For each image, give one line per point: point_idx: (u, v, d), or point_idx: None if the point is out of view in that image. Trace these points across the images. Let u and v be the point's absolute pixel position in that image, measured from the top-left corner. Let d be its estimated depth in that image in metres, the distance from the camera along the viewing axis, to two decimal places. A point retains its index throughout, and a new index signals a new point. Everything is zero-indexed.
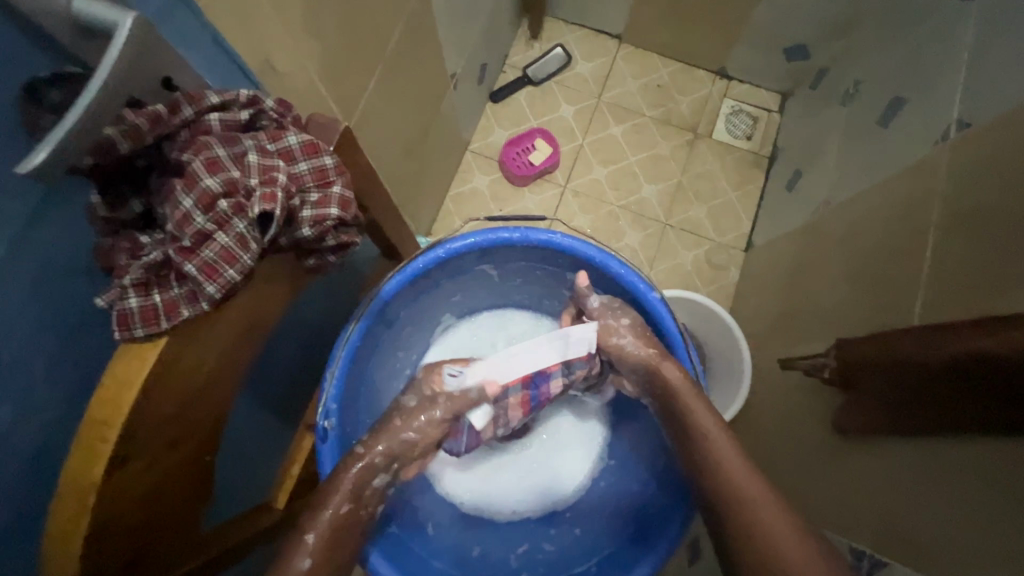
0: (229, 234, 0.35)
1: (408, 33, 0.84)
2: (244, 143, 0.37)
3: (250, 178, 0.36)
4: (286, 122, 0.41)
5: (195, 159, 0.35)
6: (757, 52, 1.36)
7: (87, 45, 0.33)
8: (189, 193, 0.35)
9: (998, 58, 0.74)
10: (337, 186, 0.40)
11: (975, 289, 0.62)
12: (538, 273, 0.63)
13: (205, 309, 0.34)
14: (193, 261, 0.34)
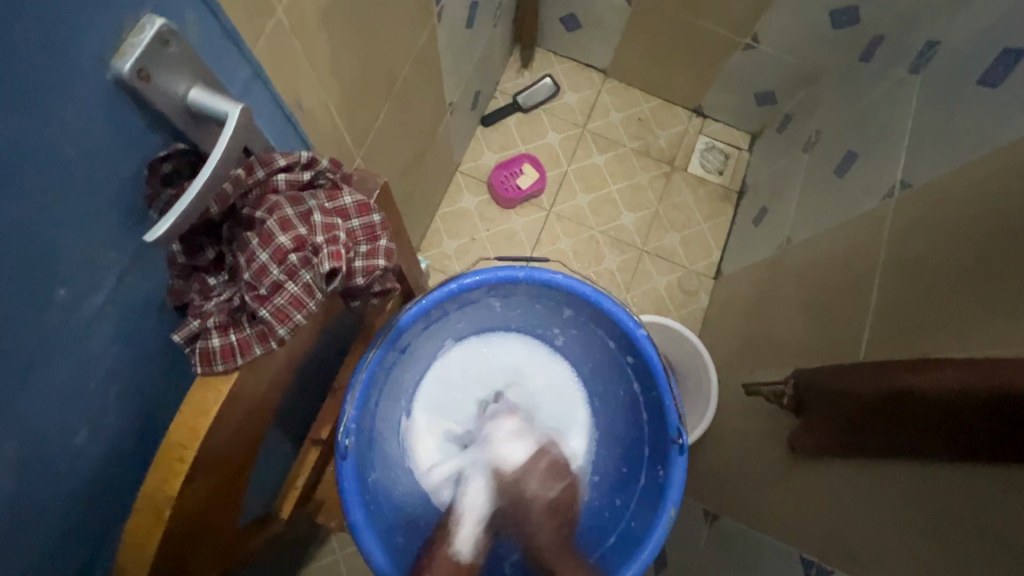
0: (298, 283, 0.39)
1: (415, 69, 0.89)
2: (308, 203, 0.40)
3: (317, 236, 0.39)
4: (338, 179, 0.44)
5: (270, 218, 0.38)
6: (730, 95, 1.47)
7: (200, 128, 0.39)
8: (265, 248, 0.38)
9: (934, 127, 0.85)
10: (383, 240, 0.44)
11: (912, 331, 0.72)
12: (537, 306, 0.69)
13: (273, 347, 0.39)
14: (266, 307, 0.38)
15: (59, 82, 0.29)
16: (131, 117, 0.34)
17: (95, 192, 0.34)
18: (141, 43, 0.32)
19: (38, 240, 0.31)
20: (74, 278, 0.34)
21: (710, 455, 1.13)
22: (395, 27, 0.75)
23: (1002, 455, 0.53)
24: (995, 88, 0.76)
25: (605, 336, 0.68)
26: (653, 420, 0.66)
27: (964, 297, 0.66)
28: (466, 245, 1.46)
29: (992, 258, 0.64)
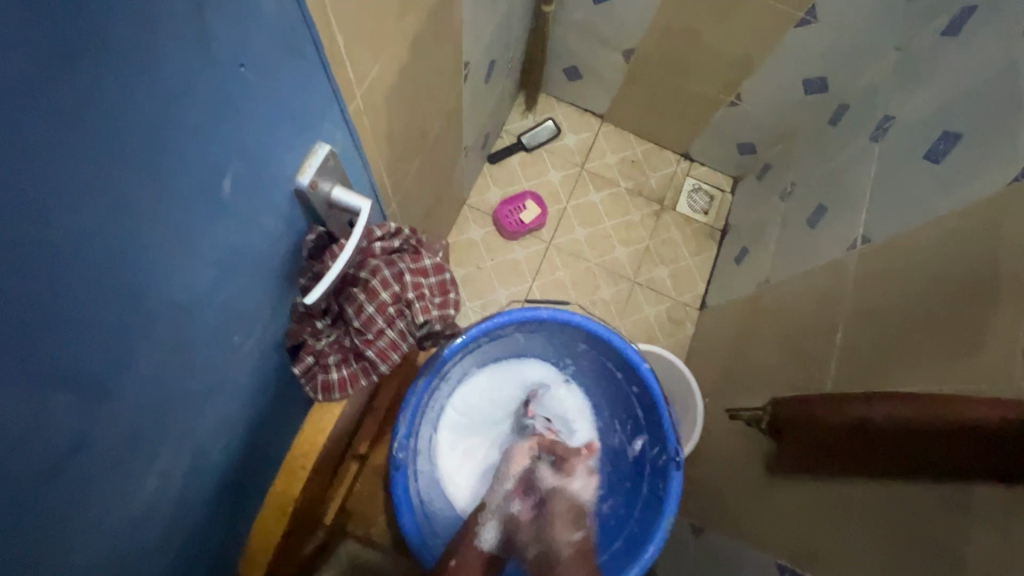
0: (394, 329, 0.47)
1: (443, 123, 1.01)
2: (400, 265, 0.48)
3: (408, 292, 0.47)
4: (417, 242, 0.52)
5: (374, 278, 0.46)
6: (714, 144, 1.62)
7: (334, 215, 0.52)
8: (371, 302, 0.45)
9: (887, 190, 0.99)
10: (453, 293, 0.52)
11: (869, 369, 0.84)
12: (554, 339, 0.80)
13: (375, 379, 0.47)
14: (371, 348, 0.46)
15: (271, 188, 0.44)
16: (294, 207, 0.48)
17: (266, 266, 0.47)
18: (316, 166, 0.47)
19: (230, 298, 0.44)
20: (242, 327, 0.47)
21: (695, 474, 1.24)
22: (433, 93, 0.87)
23: (917, 469, 0.67)
24: (936, 162, 0.90)
25: (614, 368, 0.78)
26: (653, 441, 0.76)
27: (911, 343, 0.79)
28: (472, 273, 1.57)
29: (932, 310, 0.77)
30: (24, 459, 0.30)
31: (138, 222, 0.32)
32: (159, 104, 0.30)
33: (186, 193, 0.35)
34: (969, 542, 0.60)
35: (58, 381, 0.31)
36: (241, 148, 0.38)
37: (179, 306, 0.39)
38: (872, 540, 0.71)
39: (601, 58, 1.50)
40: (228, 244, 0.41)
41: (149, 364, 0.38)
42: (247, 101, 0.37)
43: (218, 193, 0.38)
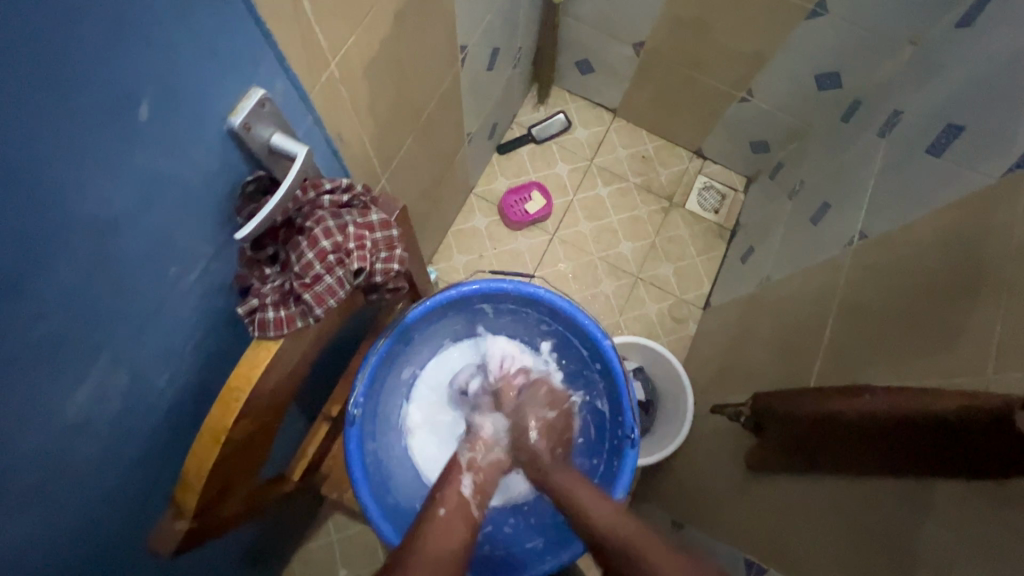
0: (332, 276, 0.49)
1: (438, 105, 1.03)
2: (345, 218, 0.50)
3: (349, 242, 0.49)
4: (368, 200, 0.54)
5: (317, 226, 0.49)
6: (727, 142, 1.59)
7: (279, 162, 0.50)
8: (311, 247, 0.48)
9: (887, 185, 0.95)
10: (399, 249, 0.53)
11: (851, 365, 0.82)
12: (523, 314, 0.81)
13: (310, 323, 0.49)
14: (308, 291, 0.48)
15: (205, 124, 0.43)
16: (237, 153, 0.47)
17: (202, 201, 0.46)
18: (248, 109, 0.45)
19: (161, 229, 0.43)
20: (176, 260, 0.46)
21: (680, 471, 1.22)
22: (423, 72, 0.89)
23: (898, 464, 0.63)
24: (937, 155, 0.86)
25: (579, 345, 0.79)
26: (614, 419, 0.77)
27: (894, 339, 0.75)
28: (475, 261, 1.59)
29: (916, 306, 0.74)
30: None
31: (23, 128, 0.30)
32: (47, 0, 0.29)
33: (95, 110, 0.34)
34: (926, 540, 0.59)
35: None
36: (160, 75, 0.37)
37: (105, 232, 0.39)
38: (835, 536, 0.69)
39: (612, 51, 1.49)
40: (149, 169, 0.40)
41: (71, 286, 0.38)
42: (163, 19, 0.35)
43: (136, 119, 0.37)
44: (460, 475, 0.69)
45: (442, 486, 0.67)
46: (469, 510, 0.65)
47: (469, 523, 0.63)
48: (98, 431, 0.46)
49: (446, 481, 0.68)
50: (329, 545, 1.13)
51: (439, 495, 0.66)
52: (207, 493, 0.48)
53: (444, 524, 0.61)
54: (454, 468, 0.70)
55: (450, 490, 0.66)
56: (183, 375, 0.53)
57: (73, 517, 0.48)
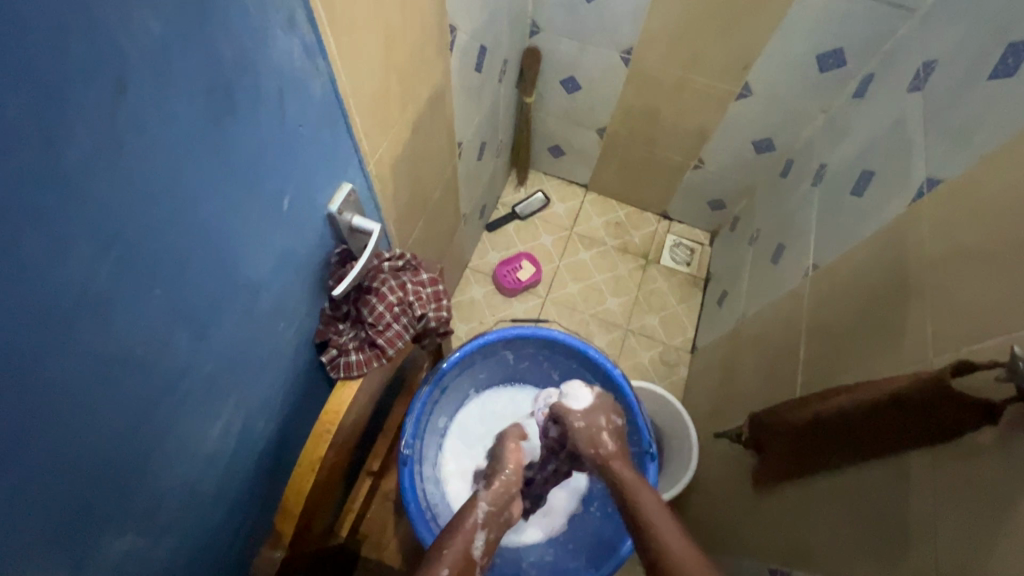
0: (399, 324, 0.63)
1: (442, 192, 1.19)
2: (404, 277, 0.65)
3: (409, 296, 0.64)
4: (417, 264, 0.69)
5: (384, 285, 0.62)
6: (689, 203, 1.81)
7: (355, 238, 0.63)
8: (381, 302, 0.61)
9: (826, 223, 1.13)
10: (444, 301, 0.68)
11: (826, 374, 0.94)
12: (541, 357, 0.93)
13: (383, 362, 0.62)
14: (382, 337, 0.61)
15: (315, 213, 0.56)
16: (329, 235, 0.60)
17: (305, 269, 0.58)
18: (342, 198, 0.59)
19: (280, 295, 0.55)
20: (285, 317, 0.57)
21: (695, 504, 1.27)
22: (431, 166, 1.06)
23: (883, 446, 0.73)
24: (859, 195, 1.05)
25: (592, 379, 0.91)
26: (631, 439, 0.89)
27: (855, 345, 0.89)
28: (475, 329, 1.70)
29: (867, 317, 0.88)
30: (128, 387, 0.39)
31: (222, 215, 0.43)
32: (248, 130, 0.43)
33: (261, 202, 0.47)
34: (908, 503, 0.68)
35: (163, 327, 0.41)
36: (298, 177, 0.51)
37: (252, 294, 0.50)
38: (842, 521, 0.77)
39: (579, 137, 1.73)
40: (282, 244, 0.52)
41: (224, 339, 0.49)
42: (303, 138, 0.50)
43: (281, 210, 0.50)
44: (476, 527, 0.66)
45: (455, 531, 0.65)
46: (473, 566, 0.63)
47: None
48: (217, 472, 0.54)
49: (458, 527, 0.66)
50: None
51: (449, 539, 0.64)
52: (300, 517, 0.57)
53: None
54: (468, 518, 0.67)
55: (460, 541, 0.64)
56: (274, 424, 0.61)
57: (187, 558, 0.54)
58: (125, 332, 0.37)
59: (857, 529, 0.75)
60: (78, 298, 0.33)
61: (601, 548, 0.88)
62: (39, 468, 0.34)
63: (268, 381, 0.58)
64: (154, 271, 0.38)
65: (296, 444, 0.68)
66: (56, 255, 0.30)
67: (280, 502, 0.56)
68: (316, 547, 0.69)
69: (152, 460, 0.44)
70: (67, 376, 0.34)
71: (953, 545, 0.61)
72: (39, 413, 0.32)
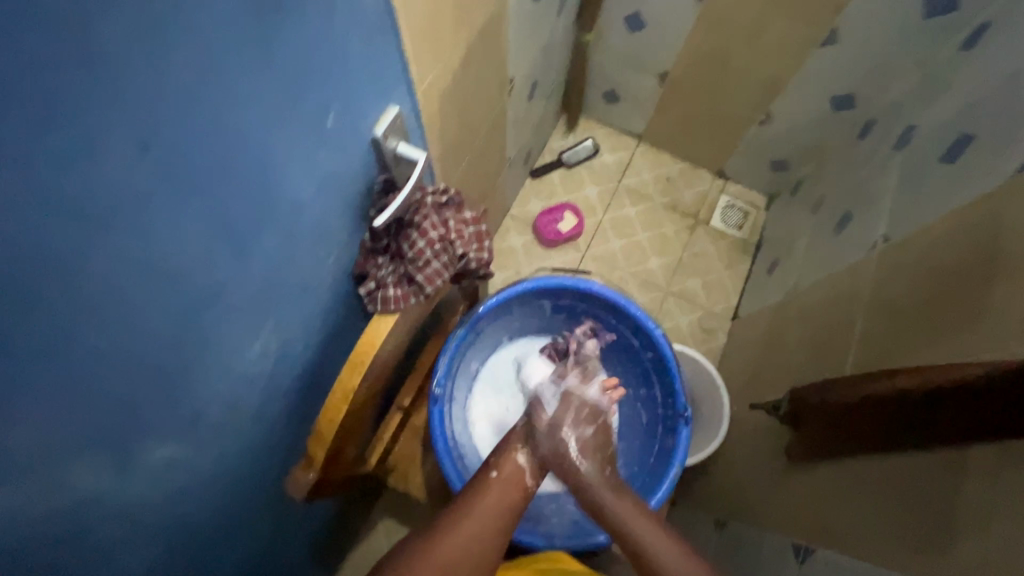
0: (438, 262, 0.61)
1: (488, 131, 1.14)
2: (446, 214, 0.62)
3: (452, 234, 0.61)
4: (461, 201, 0.66)
5: (426, 220, 0.60)
6: (749, 163, 1.68)
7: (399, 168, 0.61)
8: (422, 238, 0.60)
9: (906, 192, 1.02)
10: (487, 242, 0.66)
11: (883, 354, 0.88)
12: (579, 310, 0.91)
13: (421, 299, 0.61)
14: (421, 274, 0.60)
15: (360, 136, 0.53)
16: (373, 162, 0.58)
17: (348, 196, 0.56)
18: (387, 122, 0.55)
19: (320, 220, 0.53)
20: (323, 245, 0.56)
21: (720, 470, 1.26)
22: (480, 101, 1.00)
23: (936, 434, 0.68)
24: (952, 162, 0.94)
25: (631, 337, 0.88)
26: (664, 401, 0.87)
27: (922, 326, 0.82)
28: (512, 278, 1.68)
29: (941, 298, 0.80)
30: (159, 296, 0.39)
31: (259, 127, 0.41)
32: (288, 33, 0.40)
33: (303, 117, 0.45)
34: (961, 499, 0.64)
35: (196, 238, 0.40)
36: (343, 94, 0.48)
37: (291, 214, 0.49)
38: (882, 506, 0.74)
39: (637, 82, 1.61)
40: (324, 165, 0.50)
41: (262, 258, 0.48)
42: (350, 49, 0.46)
43: (324, 128, 0.48)
44: (518, 449, 0.69)
45: (500, 454, 0.69)
46: (523, 482, 0.66)
47: (521, 494, 0.65)
48: (254, 392, 0.55)
49: (504, 450, 0.69)
50: (384, 546, 1.19)
51: (497, 461, 0.68)
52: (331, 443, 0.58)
53: (496, 492, 0.64)
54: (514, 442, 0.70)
55: (508, 460, 0.68)
56: (310, 351, 0.62)
57: (225, 469, 0.56)
58: (162, 240, 0.37)
59: (898, 516, 0.71)
60: (101, 197, 0.32)
61: None
62: (74, 365, 0.35)
63: (305, 307, 0.57)
64: (189, 182, 0.37)
65: (331, 373, 0.69)
66: (87, 152, 0.30)
67: (312, 427, 0.57)
68: (347, 472, 0.71)
69: (190, 371, 0.45)
70: (101, 277, 0.34)
71: (1006, 548, 0.57)
72: (64, 309, 0.33)
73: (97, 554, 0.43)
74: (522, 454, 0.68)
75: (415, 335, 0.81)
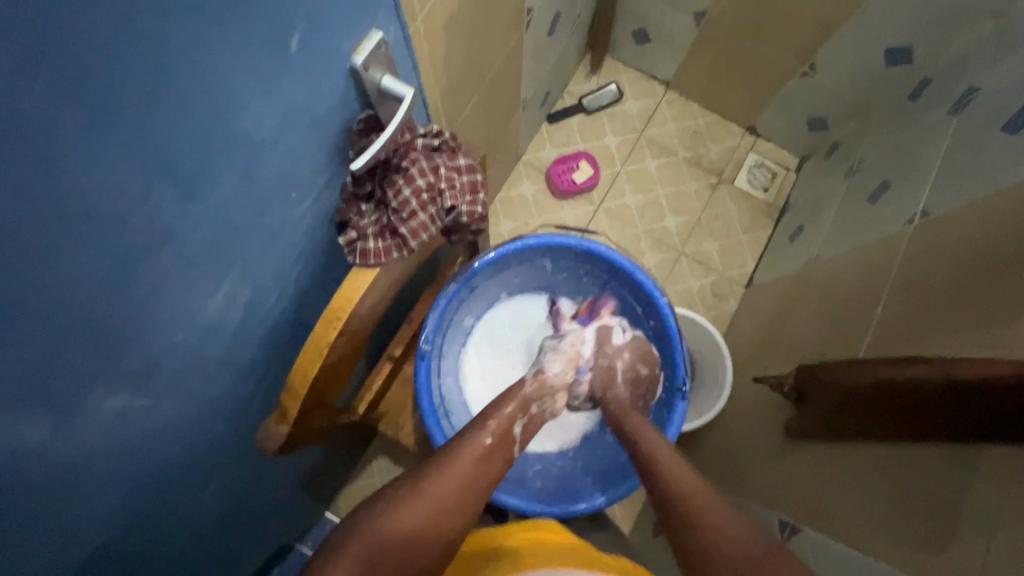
0: (425, 214, 0.57)
1: (501, 67, 1.04)
2: (437, 161, 0.57)
3: (441, 184, 0.57)
4: (456, 147, 0.61)
5: (413, 167, 0.56)
6: (785, 118, 1.55)
7: (385, 105, 0.55)
8: (408, 187, 0.55)
9: (956, 163, 0.93)
10: (481, 194, 0.61)
11: (903, 340, 0.82)
12: (582, 271, 0.86)
13: (405, 254, 0.57)
14: (405, 226, 0.56)
15: (334, 64, 0.47)
16: (351, 98, 0.52)
17: (321, 131, 0.50)
18: (369, 50, 0.49)
19: (289, 159, 0.48)
20: (295, 187, 0.51)
21: (714, 438, 1.25)
22: (493, 32, 0.91)
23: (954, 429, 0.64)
24: (1014, 132, 0.84)
25: (634, 303, 0.85)
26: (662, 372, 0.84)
27: (950, 313, 0.76)
28: (519, 228, 1.62)
29: (976, 284, 0.74)
30: (100, 243, 0.35)
31: (206, 50, 0.35)
32: None
33: (262, 39, 0.39)
34: (969, 496, 0.61)
35: (137, 175, 0.36)
36: (313, 13, 0.42)
37: (251, 152, 0.44)
38: (877, 497, 0.72)
39: (672, 20, 1.47)
40: (291, 97, 0.45)
41: (219, 200, 0.43)
42: None
43: (288, 53, 0.42)
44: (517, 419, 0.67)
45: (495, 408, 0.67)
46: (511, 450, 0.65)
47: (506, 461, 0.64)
48: (222, 339, 0.52)
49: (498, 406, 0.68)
50: (375, 485, 1.22)
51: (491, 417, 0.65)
52: (306, 396, 0.56)
53: (488, 460, 0.62)
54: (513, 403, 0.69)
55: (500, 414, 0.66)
56: (286, 298, 0.59)
57: (196, 414, 0.55)
58: (88, 178, 0.33)
59: (894, 509, 0.69)
60: (5, 130, 0.27)
61: (611, 471, 0.88)
62: None
63: (277, 253, 0.54)
64: (118, 111, 0.32)
65: (311, 321, 0.67)
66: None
67: (286, 379, 0.55)
68: (328, 422, 0.70)
69: (143, 320, 0.42)
70: (11, 221, 0.30)
71: (1005, 553, 0.55)
72: None
73: (52, 502, 0.42)
74: (520, 422, 0.67)
75: (406, 287, 0.77)
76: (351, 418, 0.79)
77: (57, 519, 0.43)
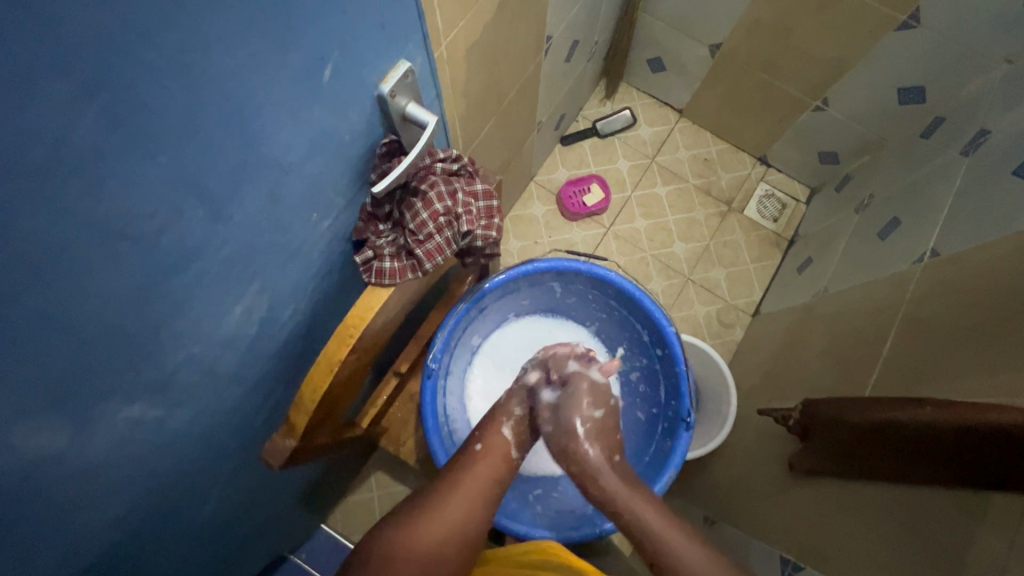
0: (440, 237, 0.58)
1: (519, 92, 1.07)
2: (455, 185, 0.59)
3: (458, 208, 0.58)
4: (474, 172, 0.62)
5: (431, 191, 0.57)
6: (796, 150, 1.57)
7: (406, 130, 0.56)
8: (425, 210, 0.57)
9: (967, 205, 0.93)
10: (496, 219, 0.62)
11: (909, 380, 0.82)
12: (591, 295, 0.87)
13: (418, 275, 0.58)
14: (421, 248, 0.57)
15: (362, 94, 0.49)
16: (375, 125, 0.54)
17: (345, 156, 0.52)
18: (396, 79, 0.51)
19: (312, 183, 0.50)
20: (317, 208, 0.52)
21: (716, 469, 1.23)
22: (513, 58, 0.93)
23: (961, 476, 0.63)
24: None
25: (642, 330, 0.85)
26: (668, 401, 0.83)
27: (959, 356, 0.76)
28: (528, 247, 1.63)
29: (986, 328, 0.74)
30: (128, 260, 0.37)
31: (241, 81, 0.37)
32: None
33: (295, 72, 0.41)
34: (977, 549, 0.60)
35: (169, 197, 0.37)
36: (344, 46, 0.43)
37: (278, 176, 0.46)
38: (882, 540, 0.71)
39: (687, 51, 1.50)
40: (318, 124, 0.46)
41: (245, 222, 0.45)
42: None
43: (319, 83, 0.43)
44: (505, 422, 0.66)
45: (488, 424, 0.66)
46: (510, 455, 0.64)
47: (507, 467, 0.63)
48: (236, 353, 0.53)
49: (490, 424, 0.66)
50: (373, 500, 1.21)
51: (484, 431, 0.65)
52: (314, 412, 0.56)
53: (484, 466, 0.61)
54: (500, 416, 0.67)
55: (495, 435, 0.65)
56: (299, 314, 0.60)
57: (205, 426, 0.55)
58: (121, 199, 0.34)
59: (899, 554, 0.68)
60: (46, 155, 0.28)
61: None
62: (19, 332, 0.32)
63: (295, 271, 0.55)
64: (155, 137, 0.34)
65: (321, 336, 0.67)
66: (15, 97, 0.26)
67: (296, 394, 0.55)
68: (332, 436, 0.70)
69: (163, 335, 0.43)
70: (45, 240, 0.31)
71: None
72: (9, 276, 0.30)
73: (60, 512, 0.42)
74: (507, 426, 0.65)
75: (416, 306, 0.78)
76: (355, 434, 0.79)
77: (64, 528, 0.43)
